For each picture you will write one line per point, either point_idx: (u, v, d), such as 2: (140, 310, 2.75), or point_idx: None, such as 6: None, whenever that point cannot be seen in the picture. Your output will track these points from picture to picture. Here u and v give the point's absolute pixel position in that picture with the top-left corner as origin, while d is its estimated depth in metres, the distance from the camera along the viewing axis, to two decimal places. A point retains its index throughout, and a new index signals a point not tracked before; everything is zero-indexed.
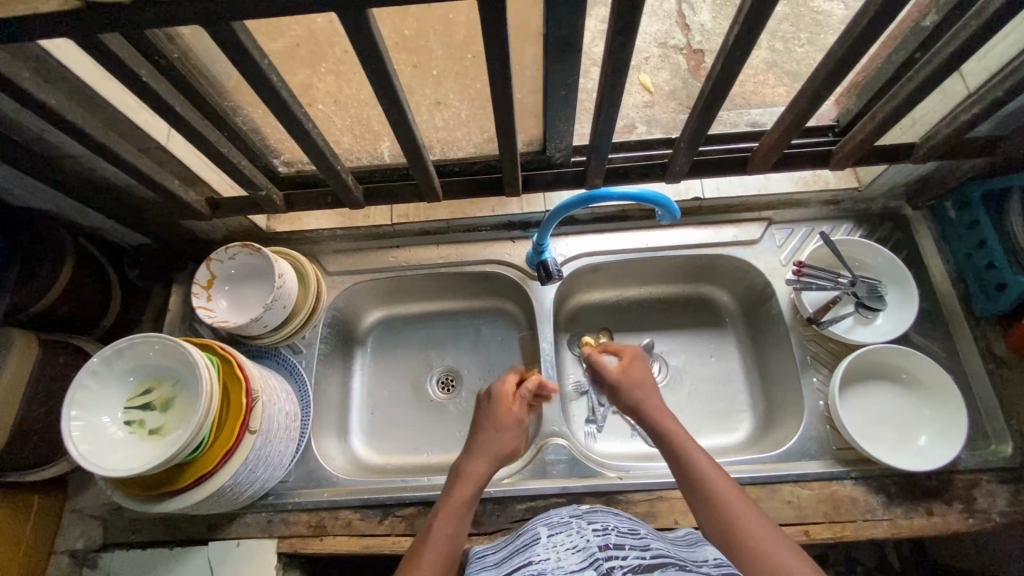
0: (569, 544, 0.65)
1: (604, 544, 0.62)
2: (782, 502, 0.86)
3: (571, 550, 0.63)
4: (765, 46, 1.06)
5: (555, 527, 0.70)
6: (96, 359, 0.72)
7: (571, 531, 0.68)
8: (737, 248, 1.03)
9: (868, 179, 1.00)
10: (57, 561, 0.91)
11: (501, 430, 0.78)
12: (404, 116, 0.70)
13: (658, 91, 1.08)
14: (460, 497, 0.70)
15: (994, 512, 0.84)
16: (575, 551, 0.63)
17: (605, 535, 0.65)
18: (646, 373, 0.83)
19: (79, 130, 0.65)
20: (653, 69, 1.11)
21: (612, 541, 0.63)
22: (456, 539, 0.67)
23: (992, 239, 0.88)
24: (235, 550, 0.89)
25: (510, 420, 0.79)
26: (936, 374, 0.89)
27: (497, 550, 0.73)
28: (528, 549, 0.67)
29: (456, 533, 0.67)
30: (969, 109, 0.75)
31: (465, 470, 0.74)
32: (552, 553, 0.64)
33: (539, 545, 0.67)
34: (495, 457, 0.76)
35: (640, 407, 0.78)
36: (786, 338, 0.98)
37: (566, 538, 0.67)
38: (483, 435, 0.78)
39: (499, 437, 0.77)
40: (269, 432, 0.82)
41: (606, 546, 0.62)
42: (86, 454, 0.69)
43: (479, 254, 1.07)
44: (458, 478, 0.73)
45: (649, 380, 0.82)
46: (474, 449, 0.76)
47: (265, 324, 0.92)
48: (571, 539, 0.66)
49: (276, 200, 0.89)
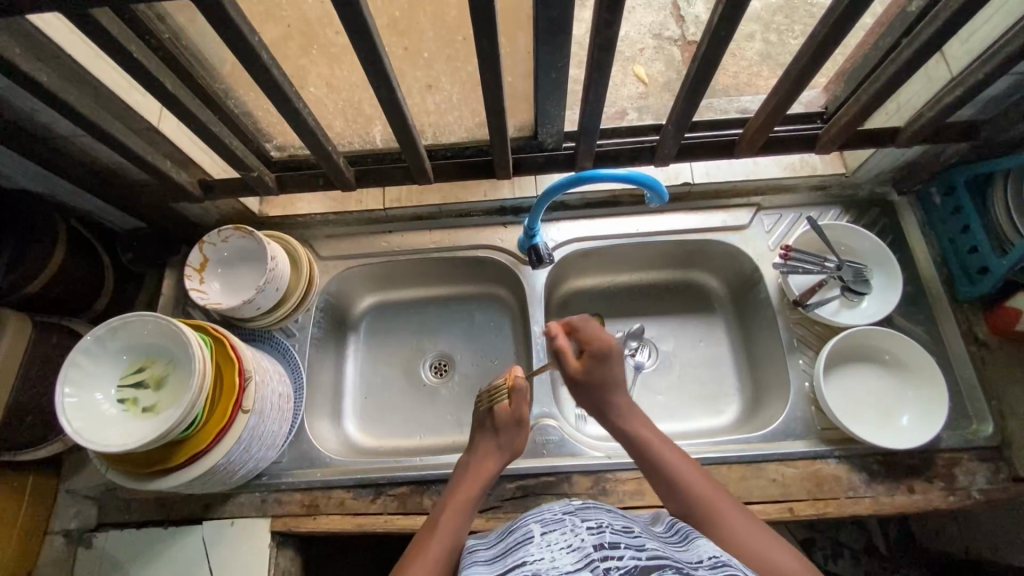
0: (563, 543, 0.62)
1: (599, 543, 0.60)
2: (767, 480, 0.88)
3: (566, 550, 0.60)
4: (759, 39, 1.05)
5: (548, 524, 0.66)
6: (89, 337, 0.72)
7: (565, 529, 0.64)
8: (725, 233, 1.04)
9: (855, 164, 1.01)
10: (52, 541, 0.92)
11: (501, 430, 0.80)
12: (395, 98, 0.71)
13: (652, 82, 1.09)
14: (467, 495, 0.76)
15: (974, 489, 0.86)
16: (570, 551, 0.60)
17: (600, 533, 0.62)
18: (606, 372, 0.81)
19: (71, 108, 0.65)
20: (648, 60, 1.12)
21: (607, 539, 0.61)
22: (464, 526, 0.72)
23: (976, 224, 0.90)
24: (228, 529, 0.90)
25: (510, 416, 0.80)
26: (917, 354, 0.91)
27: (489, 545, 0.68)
28: (521, 549, 0.63)
29: (466, 519, 0.73)
30: (952, 93, 0.76)
31: (477, 464, 0.80)
32: (545, 553, 0.61)
33: (532, 545, 0.63)
34: (501, 454, 0.80)
35: (609, 408, 0.81)
36: (774, 321, 1.00)
37: (560, 536, 0.63)
38: (489, 430, 0.81)
39: (502, 432, 0.81)
40: (262, 412, 0.83)
41: (601, 545, 0.59)
42: (81, 431, 0.70)
43: (472, 239, 1.08)
44: (467, 474, 0.79)
45: (614, 376, 0.81)
46: (481, 447, 0.81)
47: (258, 307, 0.93)
48: (565, 537, 0.63)
49: (268, 181, 0.89)
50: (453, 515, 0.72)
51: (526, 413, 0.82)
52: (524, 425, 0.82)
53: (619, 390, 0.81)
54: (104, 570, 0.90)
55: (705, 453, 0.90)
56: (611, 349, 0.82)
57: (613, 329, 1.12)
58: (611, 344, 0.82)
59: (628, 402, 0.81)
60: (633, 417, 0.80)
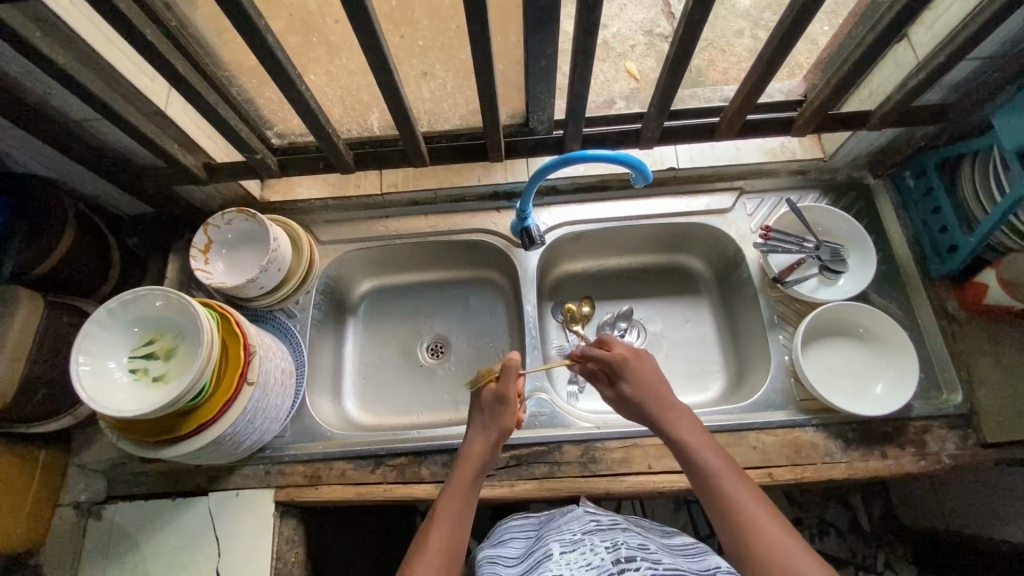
0: (583, 561, 0.71)
1: (616, 558, 0.70)
2: (748, 447, 0.92)
3: (585, 567, 0.70)
4: (749, 34, 1.08)
5: (567, 545, 0.75)
6: (101, 309, 0.76)
7: (583, 549, 0.73)
8: (709, 217, 1.09)
9: (831, 149, 1.05)
10: (63, 513, 0.96)
11: (490, 409, 0.83)
12: (391, 80, 0.75)
13: (644, 79, 1.13)
14: (458, 489, 0.78)
15: (944, 454, 0.91)
16: (590, 568, 0.69)
17: (616, 550, 0.71)
18: (634, 381, 0.82)
19: (87, 90, 0.69)
20: (639, 57, 1.16)
21: (623, 555, 0.70)
22: (461, 515, 0.76)
23: (945, 205, 0.95)
24: (234, 500, 0.94)
25: (494, 397, 0.81)
26: (889, 328, 0.95)
27: (510, 562, 0.79)
28: (541, 565, 0.73)
29: (465, 512, 0.76)
30: (916, 76, 0.81)
31: (468, 446, 0.82)
32: (564, 570, 0.70)
33: (552, 561, 0.72)
34: (489, 436, 0.82)
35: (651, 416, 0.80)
36: (755, 299, 1.04)
37: (579, 555, 0.72)
38: (478, 412, 0.84)
39: (491, 413, 0.82)
40: (266, 385, 0.87)
41: (619, 560, 0.69)
42: (95, 397, 0.73)
43: (467, 224, 1.12)
44: (461, 459, 0.81)
45: (646, 382, 0.82)
46: (471, 433, 0.83)
47: (261, 286, 0.97)
48: (583, 556, 0.72)
49: (271, 165, 0.93)
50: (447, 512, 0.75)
51: (514, 391, 0.82)
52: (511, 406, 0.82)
53: (652, 398, 0.81)
54: (113, 539, 0.93)
55: None
56: (629, 361, 0.84)
57: (603, 310, 1.17)
58: (625, 354, 0.85)
59: (674, 410, 0.79)
60: (679, 423, 0.78)
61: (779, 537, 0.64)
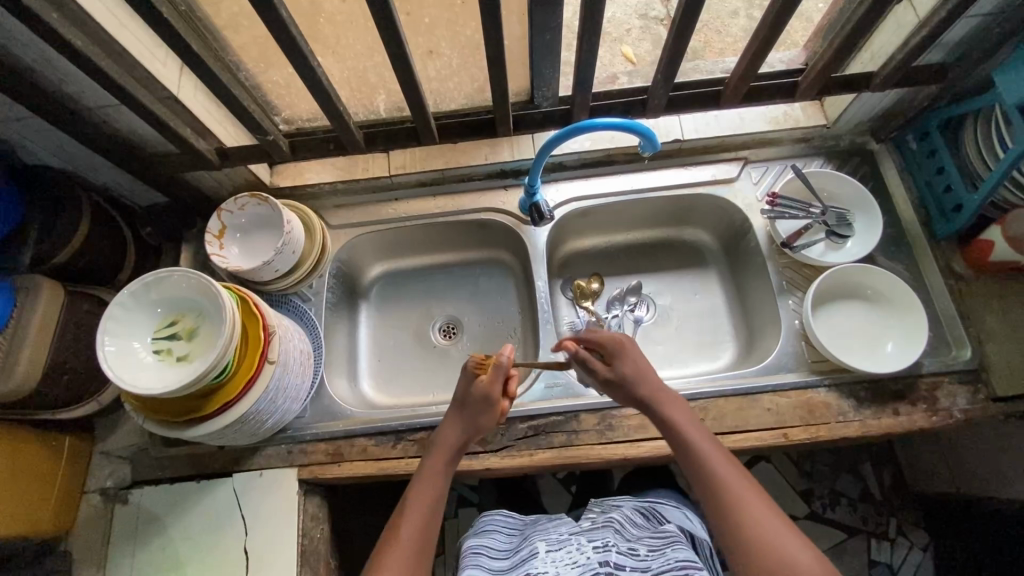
0: (568, 559, 0.74)
1: (603, 560, 0.73)
2: (762, 409, 0.94)
3: (571, 566, 0.73)
4: (745, 14, 1.13)
5: (553, 543, 0.78)
6: (125, 291, 0.78)
7: (570, 548, 0.76)
8: (716, 187, 1.10)
9: (834, 114, 1.06)
10: (89, 499, 0.98)
11: (470, 405, 0.81)
12: (403, 53, 0.75)
13: (641, 61, 1.14)
14: (434, 473, 0.79)
15: (955, 409, 0.92)
16: (575, 567, 0.73)
17: (604, 551, 0.74)
18: (632, 372, 0.81)
19: (102, 71, 0.70)
20: (636, 40, 1.17)
21: (611, 557, 0.73)
22: (434, 503, 0.76)
23: (949, 165, 0.96)
24: (258, 481, 0.95)
25: (477, 396, 0.80)
26: (896, 287, 0.97)
27: (495, 553, 0.81)
28: (526, 563, 0.76)
29: (436, 498, 0.77)
30: (919, 34, 0.82)
31: (442, 434, 0.82)
32: (550, 567, 0.73)
33: (537, 559, 0.75)
34: (465, 431, 0.81)
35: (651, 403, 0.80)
36: (764, 267, 1.05)
37: (565, 554, 0.75)
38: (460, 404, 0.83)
39: (468, 408, 0.82)
40: (286, 364, 0.88)
41: (606, 562, 0.72)
42: (122, 376, 0.75)
43: (475, 203, 1.13)
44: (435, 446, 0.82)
45: (642, 372, 0.82)
46: (447, 419, 0.83)
47: (276, 269, 0.98)
48: (570, 555, 0.75)
49: (282, 147, 0.94)
50: (424, 492, 0.77)
51: (498, 393, 0.81)
52: (491, 410, 0.81)
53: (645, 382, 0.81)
54: (140, 523, 0.95)
55: (704, 388, 0.96)
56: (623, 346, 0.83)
57: (612, 286, 1.18)
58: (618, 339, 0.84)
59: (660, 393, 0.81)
60: (670, 409, 0.79)
61: (782, 539, 0.64)
